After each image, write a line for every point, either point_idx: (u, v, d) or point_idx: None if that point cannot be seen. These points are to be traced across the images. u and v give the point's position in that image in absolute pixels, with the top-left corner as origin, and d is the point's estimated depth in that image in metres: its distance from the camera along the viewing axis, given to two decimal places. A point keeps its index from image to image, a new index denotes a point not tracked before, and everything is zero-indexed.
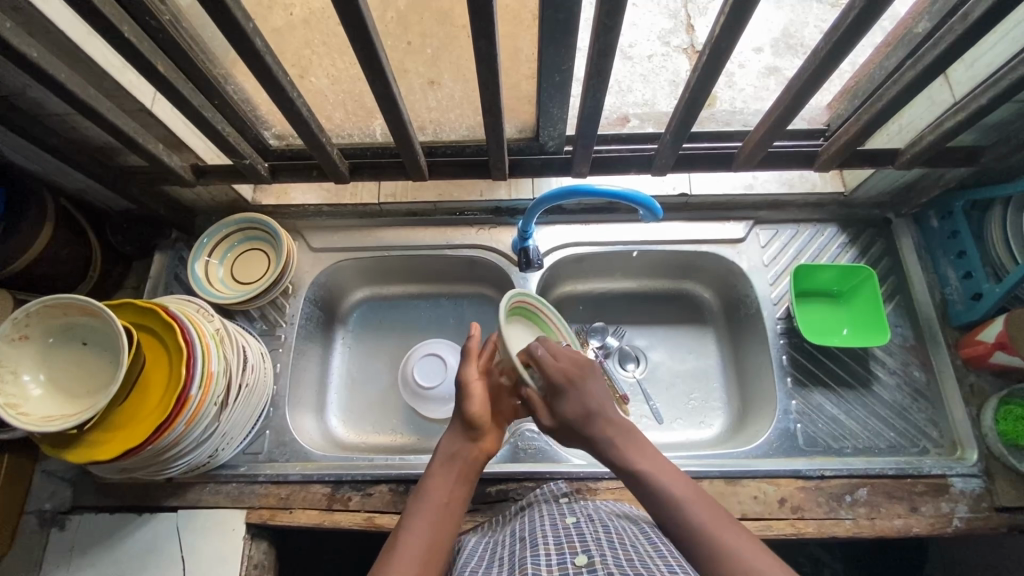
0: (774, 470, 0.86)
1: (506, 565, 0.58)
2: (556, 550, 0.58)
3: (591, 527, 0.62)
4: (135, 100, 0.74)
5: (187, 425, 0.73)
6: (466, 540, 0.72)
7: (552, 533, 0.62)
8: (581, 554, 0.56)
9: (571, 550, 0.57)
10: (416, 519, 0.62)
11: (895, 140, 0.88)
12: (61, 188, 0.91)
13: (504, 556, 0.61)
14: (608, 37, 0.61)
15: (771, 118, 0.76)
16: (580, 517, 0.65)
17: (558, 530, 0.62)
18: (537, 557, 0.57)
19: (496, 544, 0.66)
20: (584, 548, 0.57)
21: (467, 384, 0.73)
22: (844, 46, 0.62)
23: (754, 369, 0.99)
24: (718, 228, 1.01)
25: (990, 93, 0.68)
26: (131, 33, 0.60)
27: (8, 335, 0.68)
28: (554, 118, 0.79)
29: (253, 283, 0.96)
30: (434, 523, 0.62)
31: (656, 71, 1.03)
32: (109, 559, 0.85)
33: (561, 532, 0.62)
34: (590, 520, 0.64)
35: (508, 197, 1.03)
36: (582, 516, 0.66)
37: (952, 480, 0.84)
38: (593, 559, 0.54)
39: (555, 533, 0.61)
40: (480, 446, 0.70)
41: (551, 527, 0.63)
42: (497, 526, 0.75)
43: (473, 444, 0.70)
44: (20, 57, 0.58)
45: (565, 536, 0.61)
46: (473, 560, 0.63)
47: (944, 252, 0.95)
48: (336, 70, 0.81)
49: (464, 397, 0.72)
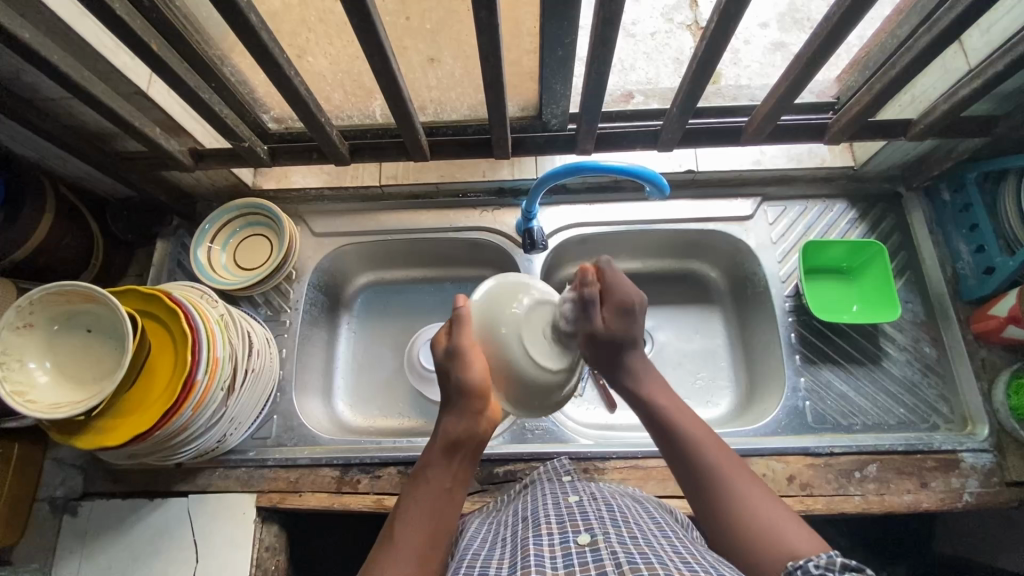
0: (783, 448, 0.85)
1: (509, 546, 0.58)
2: (558, 529, 0.57)
3: (594, 506, 0.62)
4: (130, 83, 0.72)
5: (195, 410, 0.73)
6: (469, 522, 0.71)
7: (555, 512, 0.62)
8: (584, 534, 0.56)
9: (573, 529, 0.57)
10: (412, 507, 0.61)
11: (907, 111, 0.86)
12: (60, 175, 0.90)
13: (506, 537, 0.61)
14: (613, 4, 0.58)
15: (778, 91, 0.74)
16: (582, 496, 0.65)
17: (561, 509, 0.62)
18: (539, 537, 0.57)
19: (498, 526, 0.66)
20: (587, 528, 0.56)
21: (466, 353, 0.64)
22: (854, 14, 0.60)
23: (763, 348, 0.98)
24: (724, 206, 1.00)
25: (1006, 59, 0.66)
26: (123, 12, 0.58)
27: (12, 324, 0.67)
28: (557, 95, 0.78)
29: (255, 269, 0.96)
30: (427, 514, 0.61)
31: (660, 49, 1.00)
32: (121, 544, 0.86)
33: (564, 511, 0.62)
34: (593, 499, 0.64)
35: (511, 177, 1.01)
36: (585, 494, 0.66)
37: (962, 455, 0.84)
38: (595, 539, 0.54)
39: (557, 512, 0.61)
40: (489, 417, 0.65)
41: (554, 506, 0.63)
42: (501, 505, 0.75)
43: (481, 417, 0.65)
44: (10, 38, 0.56)
45: (568, 514, 0.60)
46: (475, 541, 0.63)
47: (956, 226, 0.93)
48: (334, 50, 0.79)
49: (465, 367, 0.64)
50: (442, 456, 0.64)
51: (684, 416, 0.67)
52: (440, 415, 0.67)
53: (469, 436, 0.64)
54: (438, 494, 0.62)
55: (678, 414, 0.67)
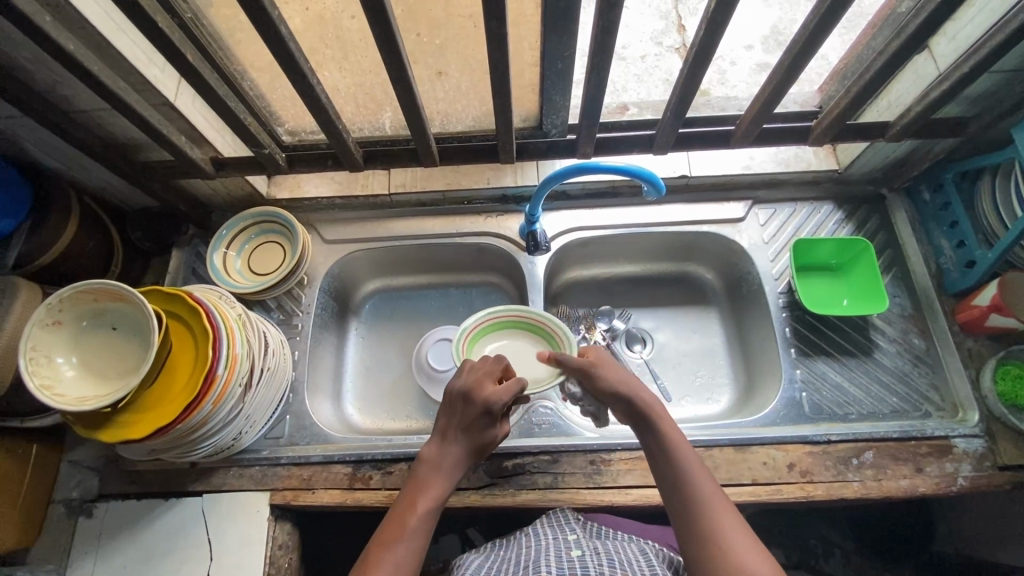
0: (783, 437, 0.88)
1: None
2: None
3: (595, 562, 0.68)
4: (159, 94, 0.76)
5: (214, 405, 0.76)
6: (467, 559, 0.78)
7: (556, 563, 0.67)
8: None
9: None
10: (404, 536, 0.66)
11: (885, 115, 0.92)
12: (84, 186, 0.95)
13: None
14: (610, 15, 0.63)
15: (763, 97, 0.79)
16: (584, 550, 0.71)
17: (563, 561, 0.68)
18: None
19: (499, 569, 0.71)
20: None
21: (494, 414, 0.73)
22: (830, 24, 0.66)
23: (758, 343, 1.02)
24: (718, 209, 1.05)
25: (970, 62, 0.72)
26: (162, 24, 0.63)
27: (42, 321, 0.70)
28: (557, 106, 0.83)
29: (269, 274, 0.99)
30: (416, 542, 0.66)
31: (650, 71, 1.07)
32: (135, 544, 0.87)
33: (566, 564, 0.67)
34: (595, 554, 0.70)
35: (514, 184, 1.06)
36: (587, 550, 0.71)
37: (954, 441, 0.87)
38: None
39: (559, 565, 0.67)
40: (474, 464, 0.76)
41: (557, 557, 0.69)
42: (504, 543, 0.80)
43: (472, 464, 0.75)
44: (56, 48, 0.61)
45: (569, 568, 0.66)
46: None
47: (937, 223, 0.98)
48: (349, 64, 0.84)
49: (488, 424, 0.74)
50: (428, 475, 0.71)
51: (678, 437, 0.71)
52: (440, 447, 0.73)
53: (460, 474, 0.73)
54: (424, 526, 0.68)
55: (675, 438, 0.71)
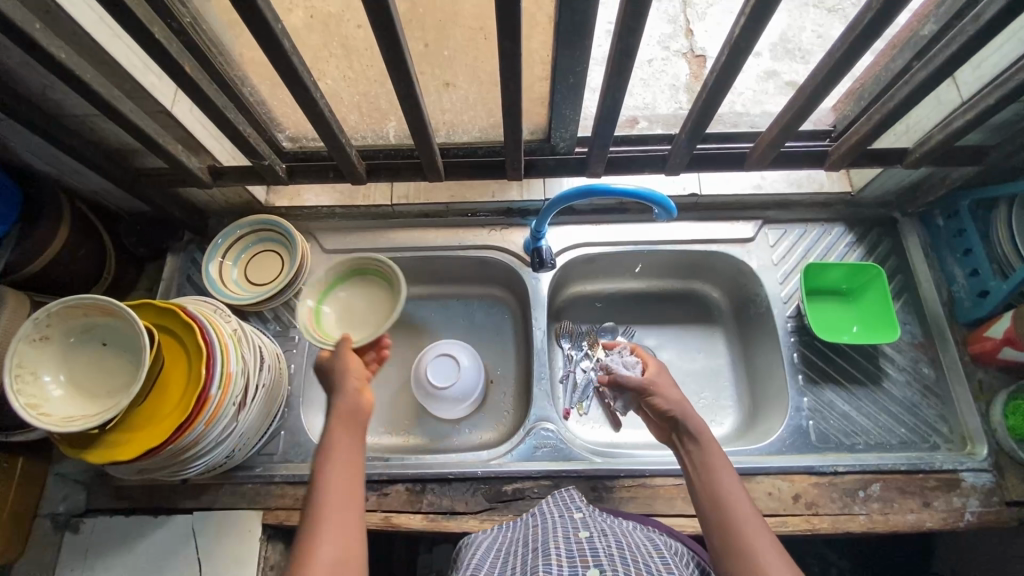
0: (789, 466, 0.86)
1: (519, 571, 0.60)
2: (568, 563, 0.58)
3: (604, 542, 0.63)
4: (156, 102, 0.73)
5: (207, 424, 0.73)
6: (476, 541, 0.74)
7: (565, 546, 0.63)
8: (593, 568, 0.57)
9: (583, 563, 0.58)
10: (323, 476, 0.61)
11: (902, 140, 0.89)
12: (75, 189, 0.91)
13: (515, 565, 0.62)
14: (628, 37, 0.61)
15: (783, 118, 0.76)
16: (592, 532, 0.66)
17: (571, 543, 0.63)
18: (549, 566, 0.58)
19: (505, 553, 0.67)
20: (596, 563, 0.57)
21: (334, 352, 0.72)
22: (857, 50, 0.63)
23: (765, 367, 1.00)
24: (727, 228, 1.02)
25: (996, 93, 0.70)
26: (159, 34, 0.60)
27: (29, 336, 0.68)
28: (566, 120, 0.80)
29: (265, 285, 0.96)
30: (341, 483, 0.61)
31: (657, 75, 1.04)
32: (122, 561, 0.85)
33: (575, 546, 0.62)
34: (603, 535, 0.65)
35: (520, 198, 1.04)
36: (595, 530, 0.67)
37: (963, 475, 0.85)
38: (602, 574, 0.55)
39: (567, 546, 0.62)
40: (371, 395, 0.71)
41: (565, 539, 0.64)
42: (512, 527, 0.76)
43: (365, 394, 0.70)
44: (48, 57, 0.58)
45: (578, 550, 0.61)
46: (485, 565, 0.65)
47: (950, 250, 0.96)
48: (352, 72, 0.81)
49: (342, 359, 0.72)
50: (342, 433, 0.66)
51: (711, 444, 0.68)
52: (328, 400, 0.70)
53: (357, 403, 0.68)
54: (344, 464, 0.63)
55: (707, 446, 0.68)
